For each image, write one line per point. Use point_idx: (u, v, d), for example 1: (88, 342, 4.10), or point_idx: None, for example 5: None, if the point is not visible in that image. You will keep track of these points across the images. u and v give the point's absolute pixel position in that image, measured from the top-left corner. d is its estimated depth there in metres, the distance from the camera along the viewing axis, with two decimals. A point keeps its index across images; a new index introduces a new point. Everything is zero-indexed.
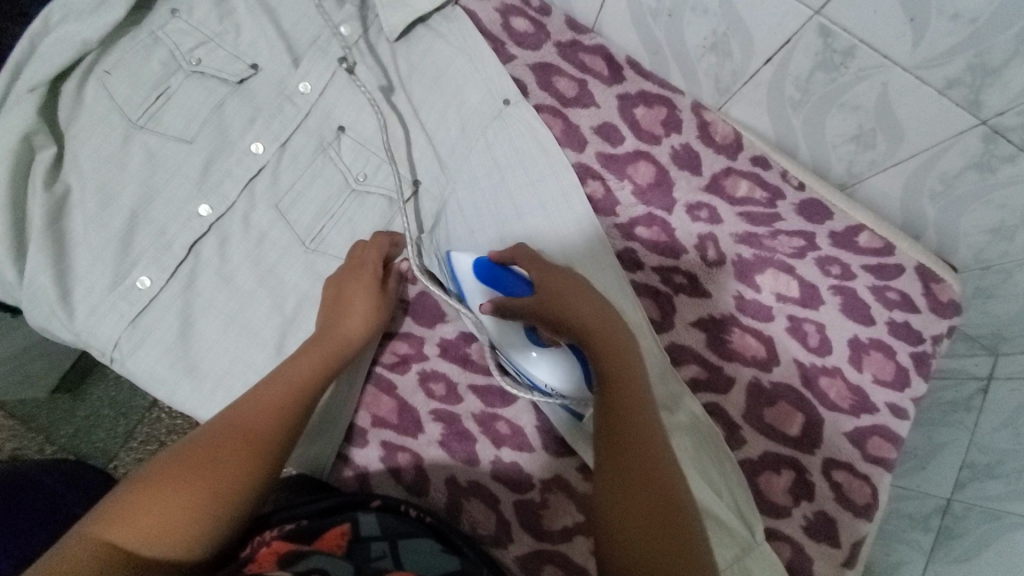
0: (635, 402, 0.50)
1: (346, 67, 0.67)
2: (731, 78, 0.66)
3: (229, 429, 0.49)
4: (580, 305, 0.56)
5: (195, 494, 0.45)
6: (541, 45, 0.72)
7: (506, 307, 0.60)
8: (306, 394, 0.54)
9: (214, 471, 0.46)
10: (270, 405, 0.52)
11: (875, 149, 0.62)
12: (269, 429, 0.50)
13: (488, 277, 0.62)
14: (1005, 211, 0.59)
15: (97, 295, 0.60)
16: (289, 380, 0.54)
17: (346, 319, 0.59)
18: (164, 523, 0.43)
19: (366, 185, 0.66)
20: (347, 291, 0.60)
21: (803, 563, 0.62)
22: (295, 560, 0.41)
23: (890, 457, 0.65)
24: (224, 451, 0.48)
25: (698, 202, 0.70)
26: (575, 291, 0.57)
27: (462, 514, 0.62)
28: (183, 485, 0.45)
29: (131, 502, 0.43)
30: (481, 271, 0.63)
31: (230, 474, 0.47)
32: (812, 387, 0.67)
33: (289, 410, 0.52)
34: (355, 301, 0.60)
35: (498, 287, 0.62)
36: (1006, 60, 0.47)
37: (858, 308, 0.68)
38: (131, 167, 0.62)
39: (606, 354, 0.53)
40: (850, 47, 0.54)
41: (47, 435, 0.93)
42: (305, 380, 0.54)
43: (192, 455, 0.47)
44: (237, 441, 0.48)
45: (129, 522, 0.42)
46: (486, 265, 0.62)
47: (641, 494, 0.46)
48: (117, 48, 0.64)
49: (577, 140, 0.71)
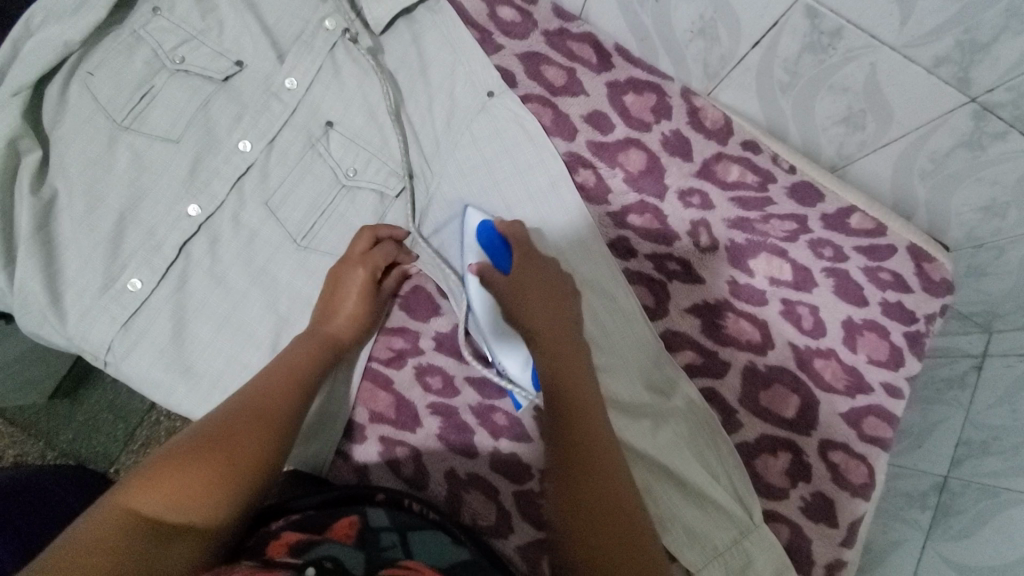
0: (583, 390, 0.54)
1: (351, 37, 0.67)
2: (719, 62, 0.65)
3: (245, 409, 0.51)
4: (541, 300, 0.59)
5: (214, 464, 0.46)
6: (528, 34, 0.72)
7: (488, 272, 0.60)
8: (307, 375, 0.56)
9: (232, 445, 0.48)
10: (282, 387, 0.54)
11: (864, 130, 0.62)
12: (280, 408, 0.52)
13: (484, 238, 0.63)
14: (997, 188, 0.59)
15: (88, 298, 0.60)
16: (289, 362, 0.56)
17: (339, 311, 0.60)
18: (188, 492, 0.44)
19: (356, 180, 0.66)
20: (349, 284, 0.61)
21: (801, 544, 0.63)
22: (305, 548, 0.44)
23: (886, 436, 0.66)
24: (242, 427, 0.49)
25: (689, 187, 0.70)
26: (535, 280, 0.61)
27: (463, 507, 0.62)
28: (206, 456, 0.46)
29: (157, 473, 0.45)
30: (481, 236, 0.63)
31: (248, 446, 0.49)
32: (808, 369, 0.68)
33: (296, 387, 0.55)
34: (348, 295, 0.61)
35: (488, 252, 0.63)
36: (994, 35, 0.47)
37: (851, 291, 0.69)
38: (117, 169, 0.62)
39: (556, 344, 0.56)
40: (837, 28, 0.54)
41: (46, 440, 0.93)
42: (304, 363, 0.56)
43: (210, 434, 0.48)
44: (254, 420, 0.50)
45: (156, 490, 0.44)
46: (486, 229, 0.64)
47: (581, 473, 0.50)
48: (99, 49, 0.63)
49: (567, 129, 0.70)
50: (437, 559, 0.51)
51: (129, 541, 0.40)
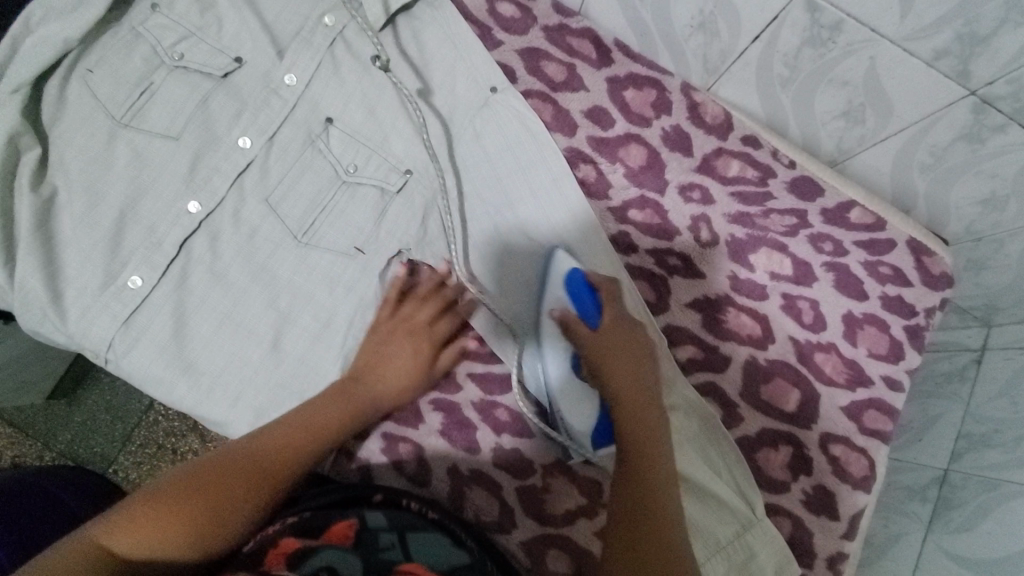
0: (653, 447, 0.52)
1: (381, 64, 0.66)
2: (719, 58, 0.66)
3: (247, 462, 0.52)
4: (626, 351, 0.57)
5: (185, 516, 0.48)
6: (528, 30, 0.72)
7: (570, 324, 0.59)
8: (323, 436, 0.56)
9: (212, 500, 0.49)
10: (281, 445, 0.54)
11: (864, 124, 0.62)
12: (286, 465, 0.53)
13: (570, 288, 0.61)
14: (996, 181, 0.59)
15: (89, 296, 0.60)
16: (312, 415, 0.57)
17: (380, 383, 0.61)
18: (163, 535, 0.47)
19: (357, 176, 0.65)
20: (399, 357, 0.61)
21: (803, 537, 0.63)
22: (304, 559, 0.44)
23: (886, 430, 0.66)
24: (237, 479, 0.51)
25: (690, 182, 0.70)
26: (626, 335, 0.59)
27: (465, 502, 0.62)
28: (189, 503, 0.48)
29: (137, 513, 0.47)
30: (569, 284, 0.61)
31: (229, 502, 0.50)
32: (808, 363, 0.68)
33: (310, 448, 0.55)
34: (394, 367, 0.61)
35: (574, 300, 0.61)
36: (994, 28, 0.47)
37: (851, 284, 0.69)
38: (116, 166, 0.62)
39: (635, 397, 0.55)
40: (837, 22, 0.54)
41: (45, 441, 0.93)
42: (324, 424, 0.57)
43: (201, 478, 0.50)
44: (241, 476, 0.51)
45: (132, 531, 0.46)
46: (575, 279, 0.61)
47: (640, 532, 0.48)
48: (98, 46, 0.63)
49: (567, 125, 0.70)
50: (436, 560, 0.51)
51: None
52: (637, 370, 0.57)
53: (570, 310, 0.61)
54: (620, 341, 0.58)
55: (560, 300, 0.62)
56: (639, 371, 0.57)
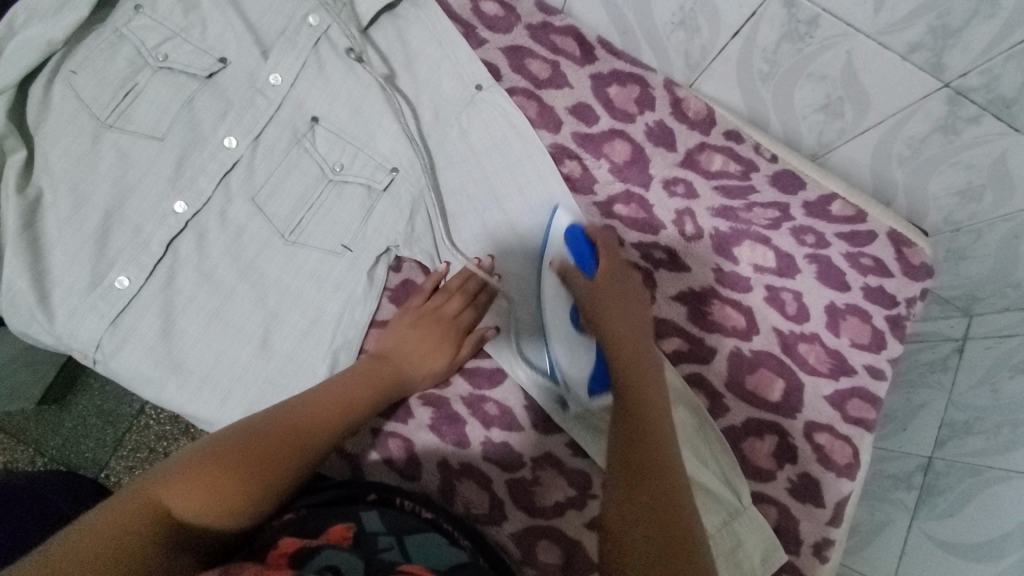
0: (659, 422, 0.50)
1: (354, 56, 0.67)
2: (701, 54, 0.66)
3: (287, 431, 0.51)
4: (631, 325, 0.58)
5: (236, 482, 0.46)
6: (511, 28, 0.72)
7: (569, 273, 0.62)
8: (357, 410, 0.56)
9: (247, 466, 0.47)
10: (323, 419, 0.54)
11: (843, 117, 0.63)
12: (318, 436, 0.52)
13: (571, 239, 0.64)
14: (971, 172, 0.60)
15: (76, 296, 0.60)
16: (349, 390, 0.57)
17: (404, 371, 0.61)
18: (207, 500, 0.45)
19: (343, 174, 0.66)
20: (421, 347, 0.62)
21: (789, 524, 0.64)
22: (307, 558, 0.43)
23: (870, 418, 0.67)
24: (276, 447, 0.50)
25: (674, 177, 0.71)
26: (627, 303, 0.60)
27: (456, 496, 0.63)
28: (232, 473, 0.47)
29: (185, 475, 0.45)
30: (569, 236, 0.64)
31: (277, 469, 0.49)
32: (792, 353, 0.69)
33: (347, 419, 0.55)
34: (415, 357, 0.62)
35: (573, 251, 0.63)
36: (965, 21, 0.48)
37: (833, 276, 0.70)
38: (102, 167, 0.62)
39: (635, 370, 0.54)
40: (814, 17, 0.55)
41: (37, 446, 0.92)
42: (358, 401, 0.57)
43: (243, 444, 0.48)
44: (287, 446, 0.50)
45: (181, 494, 0.44)
46: (575, 232, 0.64)
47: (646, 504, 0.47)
48: (82, 48, 0.63)
49: (552, 120, 0.71)
50: (436, 561, 0.50)
51: (142, 540, 0.41)
52: (640, 350, 0.56)
53: (569, 259, 0.63)
54: (626, 318, 0.58)
55: (560, 252, 0.64)
56: (641, 353, 0.56)
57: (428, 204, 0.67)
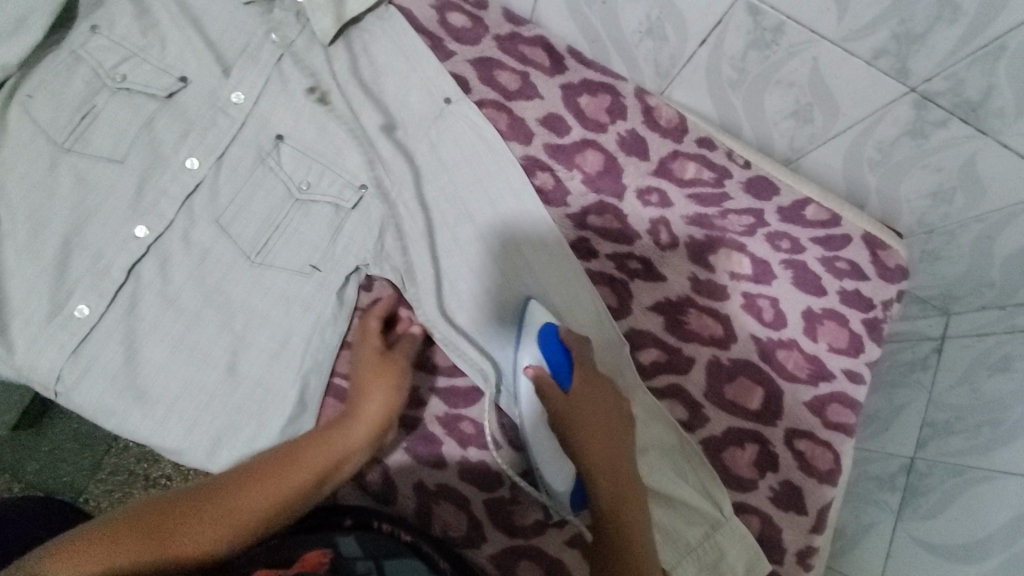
0: (635, 514, 0.54)
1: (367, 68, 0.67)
2: (670, 62, 0.66)
3: (218, 495, 0.50)
4: (606, 418, 0.58)
5: (158, 561, 0.45)
6: (479, 40, 0.72)
7: (545, 384, 0.58)
8: (308, 471, 0.54)
9: (168, 531, 0.47)
10: (268, 491, 0.51)
11: (813, 123, 0.63)
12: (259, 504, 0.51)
13: (545, 346, 0.60)
14: (942, 174, 0.60)
15: (35, 327, 0.58)
16: (299, 448, 0.55)
17: (350, 438, 0.57)
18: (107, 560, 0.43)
19: (310, 193, 0.64)
20: (369, 410, 0.59)
21: (772, 534, 0.64)
22: None
23: (850, 422, 0.67)
24: (204, 512, 0.49)
25: (648, 186, 0.70)
26: (603, 401, 0.59)
27: (433, 519, 0.62)
28: (144, 536, 0.46)
29: (94, 539, 0.45)
30: (542, 341, 0.60)
31: (195, 538, 0.47)
32: (771, 361, 0.69)
33: (296, 479, 0.53)
34: (359, 423, 0.58)
35: (548, 360, 0.60)
36: (927, 27, 0.48)
37: (809, 281, 0.70)
38: (60, 193, 0.60)
39: (604, 458, 0.56)
40: (779, 25, 0.55)
41: (12, 472, 0.87)
42: (314, 463, 0.54)
43: (170, 509, 0.48)
44: (210, 510, 0.49)
45: (80, 557, 0.43)
46: (548, 333, 0.60)
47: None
48: (37, 71, 0.61)
49: (523, 132, 0.70)
50: None
51: None
52: (614, 434, 0.58)
53: (544, 369, 0.59)
54: (601, 408, 0.58)
55: (534, 357, 0.60)
56: (616, 436, 0.58)
57: (395, 223, 0.65)
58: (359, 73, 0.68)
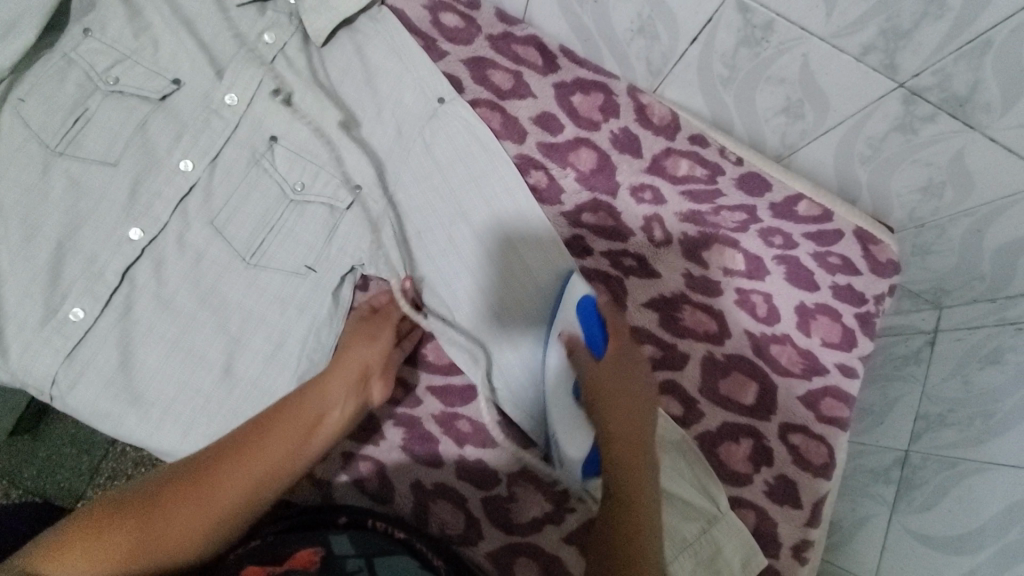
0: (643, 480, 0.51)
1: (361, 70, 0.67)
2: (662, 60, 0.66)
3: (205, 467, 0.49)
4: (636, 390, 0.57)
5: (149, 546, 0.45)
6: (472, 39, 0.72)
7: (578, 349, 0.58)
8: (297, 431, 0.54)
9: (157, 511, 0.47)
10: (255, 459, 0.51)
11: (804, 119, 0.63)
12: (251, 470, 0.50)
13: (583, 314, 0.59)
14: (931, 169, 0.61)
15: (28, 331, 0.58)
16: (287, 410, 0.55)
17: (336, 392, 0.58)
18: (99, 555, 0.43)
19: (305, 194, 0.64)
20: (347, 362, 0.60)
21: (767, 528, 0.64)
22: None
23: (843, 416, 0.68)
24: (190, 487, 0.48)
25: (641, 184, 0.71)
26: (633, 376, 0.58)
27: (430, 517, 0.62)
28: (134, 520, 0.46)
29: (81, 531, 0.44)
30: (582, 310, 0.59)
31: (186, 511, 0.47)
32: (764, 356, 0.69)
33: (285, 440, 0.53)
34: (337, 381, 0.58)
35: (585, 327, 0.59)
36: (914, 23, 0.49)
37: (802, 276, 0.71)
38: (53, 196, 0.60)
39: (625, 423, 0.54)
40: (768, 22, 0.55)
41: (10, 478, 0.86)
42: (302, 419, 0.55)
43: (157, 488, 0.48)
44: (197, 484, 0.48)
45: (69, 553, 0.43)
46: (588, 305, 0.59)
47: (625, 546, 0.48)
48: (29, 74, 0.61)
49: (516, 131, 0.71)
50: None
51: None
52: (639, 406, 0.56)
53: (579, 336, 0.59)
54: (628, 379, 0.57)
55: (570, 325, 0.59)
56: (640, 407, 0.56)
57: (395, 220, 0.65)
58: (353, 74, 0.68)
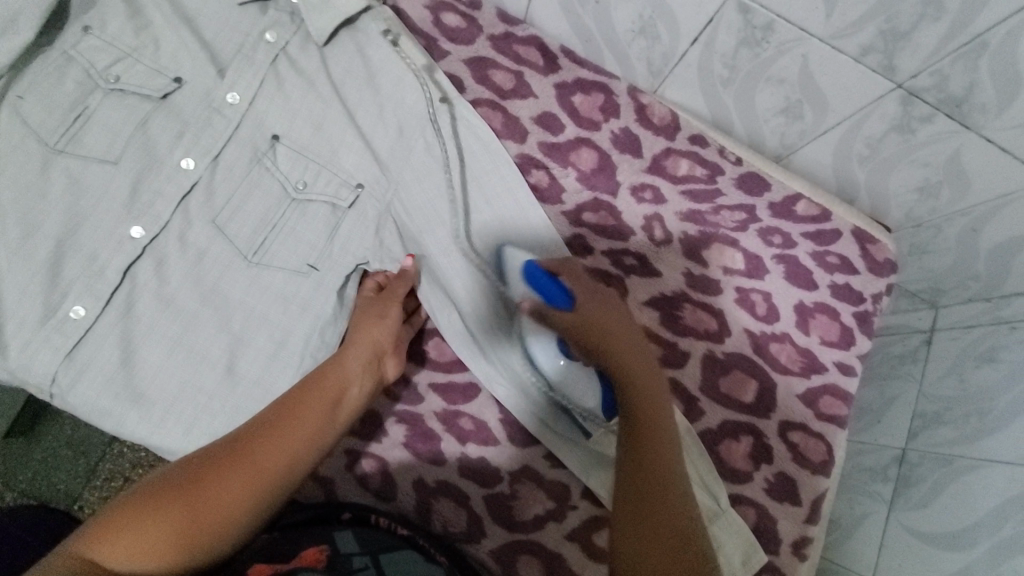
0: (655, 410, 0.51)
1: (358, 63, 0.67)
2: (662, 61, 0.67)
3: (237, 444, 0.48)
4: (616, 329, 0.55)
5: (195, 530, 0.44)
6: (474, 40, 0.72)
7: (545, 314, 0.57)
8: (325, 403, 0.53)
9: (198, 492, 0.45)
10: (290, 436, 0.50)
11: (803, 119, 0.64)
12: (285, 445, 0.49)
13: (534, 280, 0.59)
14: (929, 169, 0.62)
15: (28, 330, 0.58)
16: (309, 386, 0.54)
17: (356, 367, 0.57)
18: (151, 542, 0.42)
19: (306, 192, 0.64)
20: (364, 339, 0.59)
21: (767, 525, 0.64)
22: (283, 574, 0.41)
23: (841, 414, 0.68)
24: (226, 465, 0.47)
25: (642, 183, 0.71)
26: (612, 314, 0.56)
27: (433, 515, 0.62)
28: (176, 503, 0.44)
29: (123, 519, 0.43)
30: (530, 276, 0.59)
31: (229, 491, 0.46)
32: (763, 354, 0.70)
33: (316, 411, 0.52)
34: (354, 359, 0.57)
35: (540, 291, 0.58)
36: (912, 24, 0.49)
37: (801, 275, 0.71)
38: (53, 194, 0.60)
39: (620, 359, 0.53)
40: (768, 22, 0.56)
41: (4, 481, 0.85)
42: (327, 392, 0.54)
43: (190, 469, 0.47)
44: (232, 461, 0.47)
45: (118, 541, 0.42)
46: (534, 269, 0.59)
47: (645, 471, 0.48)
48: (28, 72, 0.61)
49: (518, 131, 0.71)
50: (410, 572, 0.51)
51: None
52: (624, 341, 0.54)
53: (540, 302, 0.58)
54: (609, 320, 0.55)
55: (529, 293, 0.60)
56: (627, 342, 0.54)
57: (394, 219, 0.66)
58: (354, 73, 0.67)
